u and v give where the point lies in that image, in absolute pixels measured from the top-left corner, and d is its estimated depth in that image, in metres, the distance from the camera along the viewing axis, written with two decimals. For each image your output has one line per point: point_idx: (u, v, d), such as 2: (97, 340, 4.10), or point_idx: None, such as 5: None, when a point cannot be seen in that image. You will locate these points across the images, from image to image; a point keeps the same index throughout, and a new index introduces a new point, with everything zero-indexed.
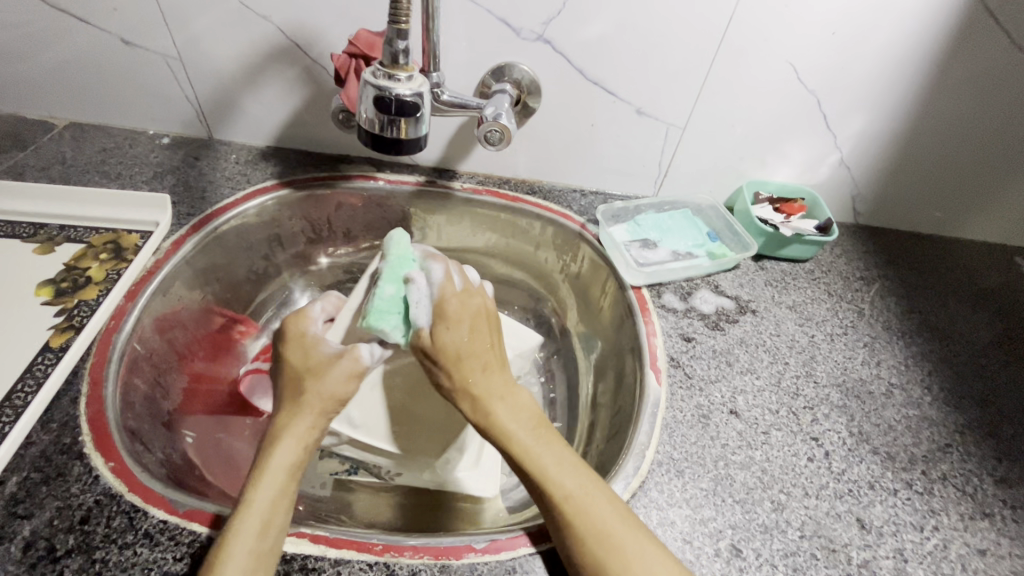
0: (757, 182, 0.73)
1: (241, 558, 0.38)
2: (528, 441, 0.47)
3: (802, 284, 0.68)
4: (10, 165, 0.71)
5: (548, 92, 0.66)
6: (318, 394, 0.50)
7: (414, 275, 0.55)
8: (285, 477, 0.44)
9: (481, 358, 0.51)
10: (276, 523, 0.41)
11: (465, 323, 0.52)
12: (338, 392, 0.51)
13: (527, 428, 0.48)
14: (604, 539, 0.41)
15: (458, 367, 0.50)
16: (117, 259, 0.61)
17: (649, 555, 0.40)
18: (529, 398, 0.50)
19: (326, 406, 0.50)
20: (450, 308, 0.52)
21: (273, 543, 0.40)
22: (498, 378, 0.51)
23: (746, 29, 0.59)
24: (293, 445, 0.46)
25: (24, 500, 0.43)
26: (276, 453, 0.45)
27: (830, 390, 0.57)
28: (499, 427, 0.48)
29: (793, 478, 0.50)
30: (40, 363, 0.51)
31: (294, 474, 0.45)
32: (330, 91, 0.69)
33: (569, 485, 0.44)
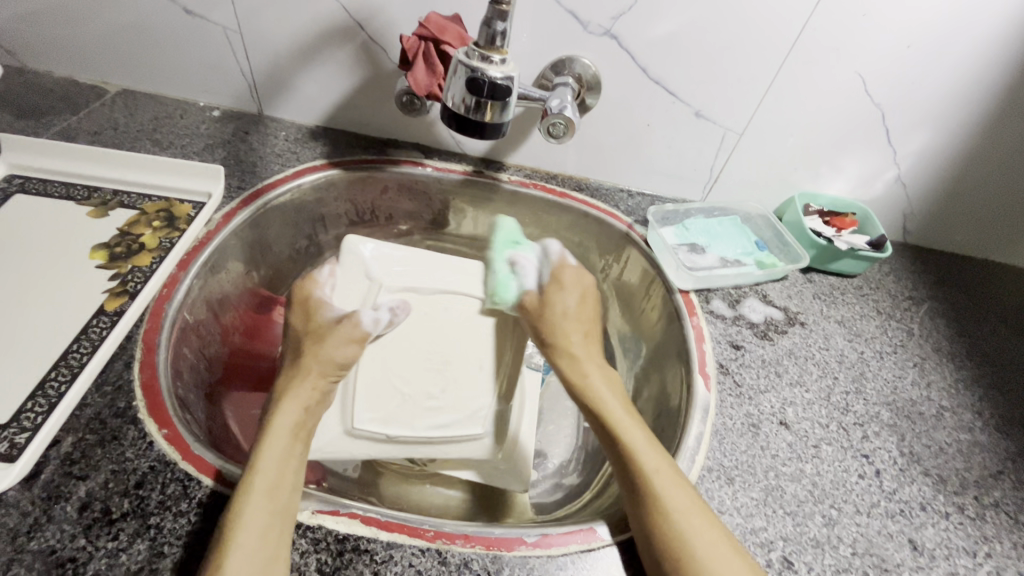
0: (809, 194, 0.72)
1: (256, 511, 0.39)
2: (623, 419, 0.50)
3: (850, 299, 0.68)
4: (64, 127, 0.71)
5: (609, 89, 0.65)
6: (326, 364, 0.53)
7: (520, 259, 0.67)
8: (290, 438, 0.46)
9: (581, 343, 0.60)
10: (286, 482, 0.42)
11: (575, 291, 0.64)
12: (339, 363, 0.54)
13: (621, 407, 0.52)
14: (693, 524, 0.41)
15: (563, 334, 0.60)
16: (170, 227, 0.61)
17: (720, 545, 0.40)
18: (623, 388, 0.56)
19: (326, 374, 0.53)
20: (567, 274, 0.65)
21: (286, 500, 0.41)
22: (594, 354, 0.59)
23: (819, 37, 0.59)
24: (293, 408, 0.49)
25: (80, 461, 0.43)
26: (278, 417, 0.48)
27: (880, 408, 0.57)
28: (596, 400, 0.53)
29: (845, 494, 0.49)
30: (95, 326, 0.51)
31: (296, 436, 0.47)
32: (388, 74, 0.68)
33: (655, 462, 0.45)
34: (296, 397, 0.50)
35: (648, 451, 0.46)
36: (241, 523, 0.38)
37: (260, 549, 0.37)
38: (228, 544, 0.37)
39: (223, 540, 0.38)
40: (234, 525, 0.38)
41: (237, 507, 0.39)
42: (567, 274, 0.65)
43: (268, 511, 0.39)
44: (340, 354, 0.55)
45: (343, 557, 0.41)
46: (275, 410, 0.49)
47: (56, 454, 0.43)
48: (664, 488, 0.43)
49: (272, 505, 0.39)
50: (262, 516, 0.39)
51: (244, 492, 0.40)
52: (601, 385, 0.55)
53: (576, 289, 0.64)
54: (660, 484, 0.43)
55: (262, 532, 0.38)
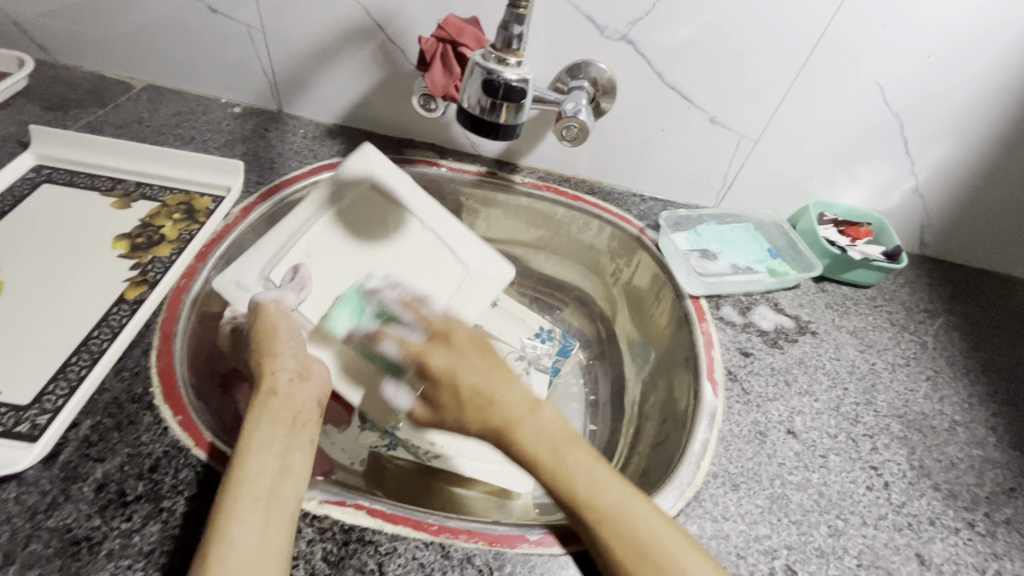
0: (824, 203, 0.72)
1: (240, 507, 0.39)
2: (554, 460, 0.46)
3: (863, 310, 0.67)
4: (91, 121, 0.73)
5: (624, 93, 0.66)
6: (275, 347, 0.51)
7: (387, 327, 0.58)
8: (268, 425, 0.44)
9: (493, 386, 0.50)
10: (275, 493, 0.40)
11: (478, 362, 0.53)
12: (284, 336, 0.52)
13: (550, 445, 0.47)
14: (660, 541, 0.41)
15: (484, 407, 0.49)
16: (189, 220, 0.62)
17: (687, 550, 0.41)
18: (553, 413, 0.50)
19: (278, 353, 0.50)
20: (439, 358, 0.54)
21: (269, 493, 0.40)
22: (517, 400, 0.50)
23: (837, 44, 0.58)
24: (271, 398, 0.46)
25: (98, 444, 0.44)
26: (260, 408, 0.45)
27: (890, 420, 0.56)
28: (525, 451, 0.47)
29: (851, 505, 0.49)
30: (115, 313, 0.52)
31: (277, 421, 0.45)
32: (406, 74, 0.69)
33: (607, 498, 0.43)
34: (271, 387, 0.47)
35: (583, 472, 0.45)
36: (229, 537, 0.37)
37: (248, 548, 0.37)
38: (215, 541, 0.37)
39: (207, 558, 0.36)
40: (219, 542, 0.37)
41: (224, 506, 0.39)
42: (438, 364, 0.53)
43: (252, 510, 0.39)
44: (281, 327, 0.52)
45: (348, 547, 0.41)
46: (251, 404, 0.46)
47: (75, 437, 0.44)
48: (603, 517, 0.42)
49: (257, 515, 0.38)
50: (243, 516, 0.38)
51: (225, 488, 0.40)
52: (529, 420, 0.49)
53: (461, 355, 0.53)
54: (608, 505, 0.43)
55: (248, 532, 0.38)
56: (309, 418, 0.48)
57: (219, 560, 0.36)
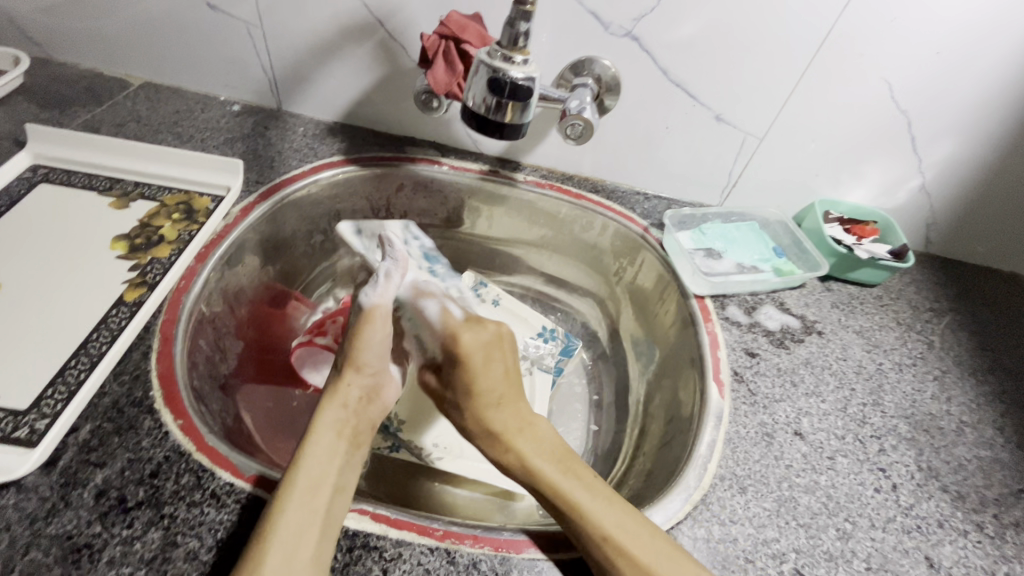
0: (829, 202, 0.71)
1: (299, 510, 0.40)
2: (558, 474, 0.48)
3: (869, 309, 0.66)
4: (88, 119, 0.71)
5: (628, 90, 0.65)
6: (364, 357, 0.52)
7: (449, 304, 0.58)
8: (334, 439, 0.47)
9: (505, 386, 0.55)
10: (332, 512, 0.41)
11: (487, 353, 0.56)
12: (375, 349, 0.52)
13: (550, 461, 0.49)
14: (630, 529, 0.42)
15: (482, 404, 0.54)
16: (189, 220, 0.62)
17: (653, 540, 0.42)
18: (549, 429, 0.53)
19: (362, 367, 0.52)
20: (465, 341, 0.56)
21: (329, 503, 0.41)
22: (512, 407, 0.54)
23: (846, 40, 0.57)
24: (338, 410, 0.49)
25: (97, 449, 0.43)
26: (327, 417, 0.48)
27: (898, 421, 0.55)
28: (522, 457, 0.50)
29: (859, 508, 0.48)
30: (114, 315, 0.52)
31: (341, 438, 0.47)
32: (407, 71, 0.68)
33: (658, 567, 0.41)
34: (342, 400, 0.50)
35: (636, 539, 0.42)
36: (276, 543, 0.38)
37: (302, 556, 0.37)
38: (268, 539, 0.38)
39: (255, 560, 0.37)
40: (265, 545, 0.38)
41: (284, 503, 0.40)
42: (464, 343, 0.56)
43: (309, 517, 0.39)
44: (377, 336, 0.52)
45: (352, 553, 0.41)
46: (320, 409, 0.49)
47: (74, 442, 0.43)
48: (611, 520, 0.43)
49: (308, 527, 0.39)
50: (303, 517, 0.39)
51: (287, 490, 0.41)
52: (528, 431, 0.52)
53: (477, 352, 0.56)
54: (585, 501, 0.45)
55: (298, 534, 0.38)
56: (365, 441, 0.49)
57: (274, 556, 0.37)
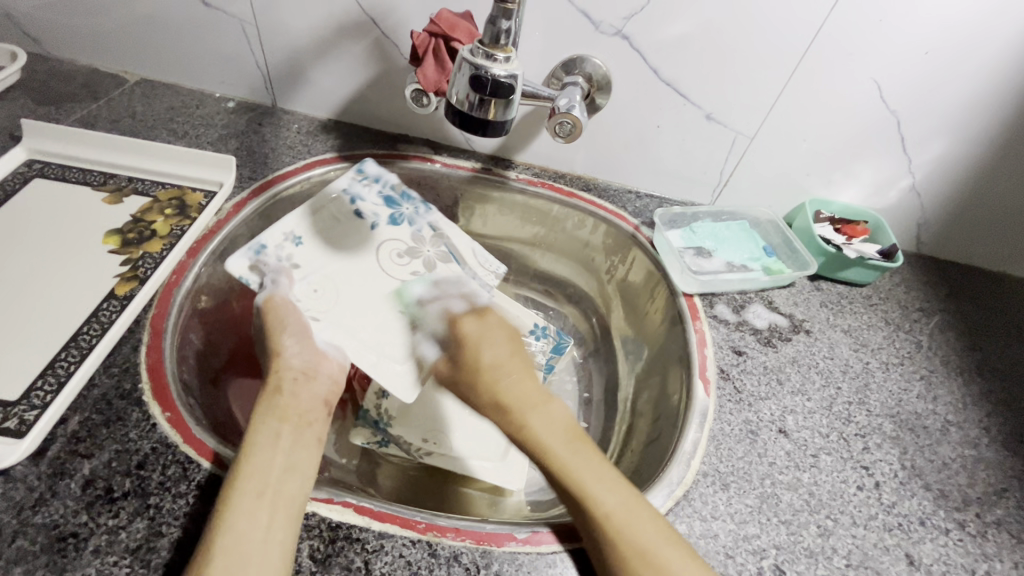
0: (820, 201, 0.71)
1: (245, 494, 0.40)
2: (566, 457, 0.48)
3: (858, 308, 0.66)
4: (84, 114, 0.72)
5: (619, 88, 0.65)
6: (281, 343, 0.55)
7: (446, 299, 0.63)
8: (275, 422, 0.47)
9: (508, 367, 0.57)
10: (282, 489, 0.42)
11: (498, 336, 0.60)
12: (291, 327, 0.56)
13: (561, 439, 0.50)
14: (632, 515, 0.43)
15: (493, 379, 0.56)
16: (181, 215, 0.62)
17: (652, 530, 0.42)
18: (562, 410, 0.53)
19: (285, 351, 0.54)
20: (465, 329, 0.61)
21: (276, 483, 0.42)
22: (534, 391, 0.55)
23: (835, 40, 0.58)
24: (275, 398, 0.50)
25: (85, 440, 0.44)
26: (266, 405, 0.49)
27: (883, 420, 0.56)
28: (534, 438, 0.51)
29: (841, 505, 0.49)
30: (105, 309, 0.52)
31: (284, 421, 0.48)
32: (400, 69, 0.69)
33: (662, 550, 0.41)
34: (275, 388, 0.51)
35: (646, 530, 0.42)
36: (225, 529, 0.38)
37: (251, 533, 0.38)
38: (218, 529, 0.38)
39: (204, 553, 0.37)
40: (214, 536, 0.38)
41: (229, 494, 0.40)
42: (466, 330, 0.61)
43: (257, 498, 0.40)
44: (291, 322, 0.56)
45: (334, 544, 0.41)
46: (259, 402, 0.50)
47: (63, 433, 0.44)
48: (616, 510, 0.43)
49: (253, 507, 0.40)
50: (249, 501, 0.40)
51: (231, 479, 0.41)
52: (537, 411, 0.52)
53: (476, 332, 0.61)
54: (595, 486, 0.45)
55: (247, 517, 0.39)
56: (314, 419, 0.50)
57: (224, 542, 0.38)
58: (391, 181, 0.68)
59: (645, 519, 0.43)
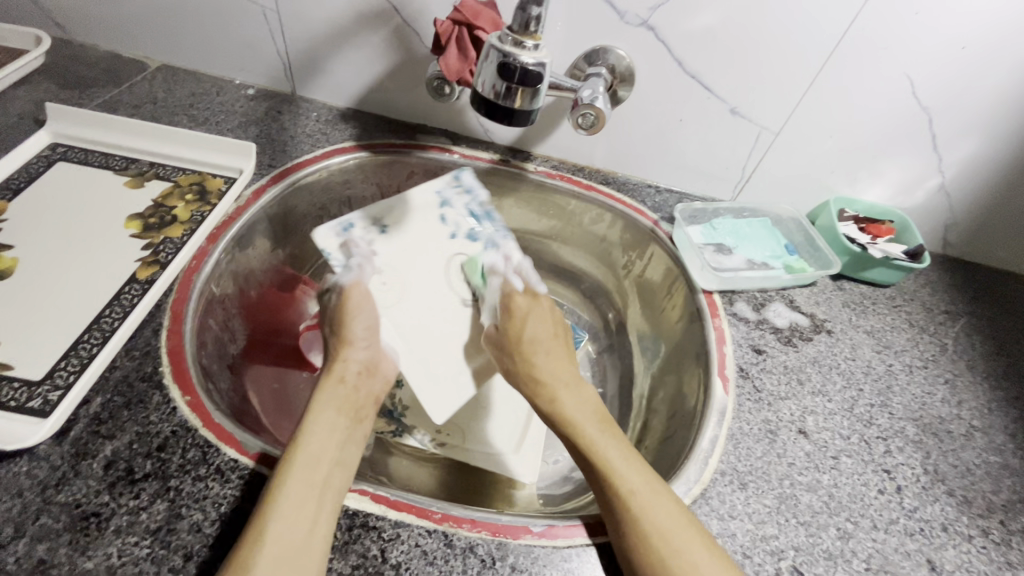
0: (845, 200, 0.70)
1: (299, 484, 0.40)
2: (593, 436, 0.48)
3: (881, 309, 0.65)
4: (106, 99, 0.72)
5: (642, 80, 0.64)
6: (352, 333, 0.54)
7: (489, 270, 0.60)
8: (336, 413, 0.48)
9: (547, 343, 0.55)
10: (332, 482, 0.42)
11: (549, 324, 0.57)
12: (363, 324, 0.55)
13: (592, 420, 0.49)
14: (642, 498, 0.42)
15: (528, 354, 0.54)
16: (201, 201, 0.62)
17: (668, 512, 0.42)
18: (592, 394, 0.53)
19: (355, 344, 0.54)
20: (518, 304, 0.57)
21: (327, 475, 0.42)
22: (567, 370, 0.54)
23: (868, 34, 0.56)
24: (338, 386, 0.50)
25: (107, 421, 0.44)
26: (327, 395, 0.49)
27: (905, 423, 0.55)
28: (564, 417, 0.50)
29: (862, 508, 0.48)
30: (127, 292, 0.53)
31: (342, 413, 0.48)
32: (420, 58, 0.68)
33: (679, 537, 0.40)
34: (340, 376, 0.51)
35: (659, 511, 0.41)
36: (279, 513, 0.38)
37: (301, 526, 0.38)
38: (269, 513, 0.39)
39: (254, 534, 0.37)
40: (267, 518, 0.38)
41: (282, 477, 0.41)
42: (519, 301, 0.57)
43: (308, 491, 0.40)
44: (365, 313, 0.56)
45: (351, 532, 0.41)
46: (321, 388, 0.50)
47: (85, 413, 0.45)
48: (629, 495, 0.43)
49: (304, 499, 0.39)
50: (301, 491, 0.40)
51: (287, 465, 0.41)
52: (565, 391, 0.52)
53: (523, 326, 0.55)
54: (617, 460, 0.45)
55: (298, 504, 0.39)
56: (366, 416, 0.51)
57: (276, 526, 0.38)
58: (483, 197, 0.66)
59: (661, 501, 0.42)
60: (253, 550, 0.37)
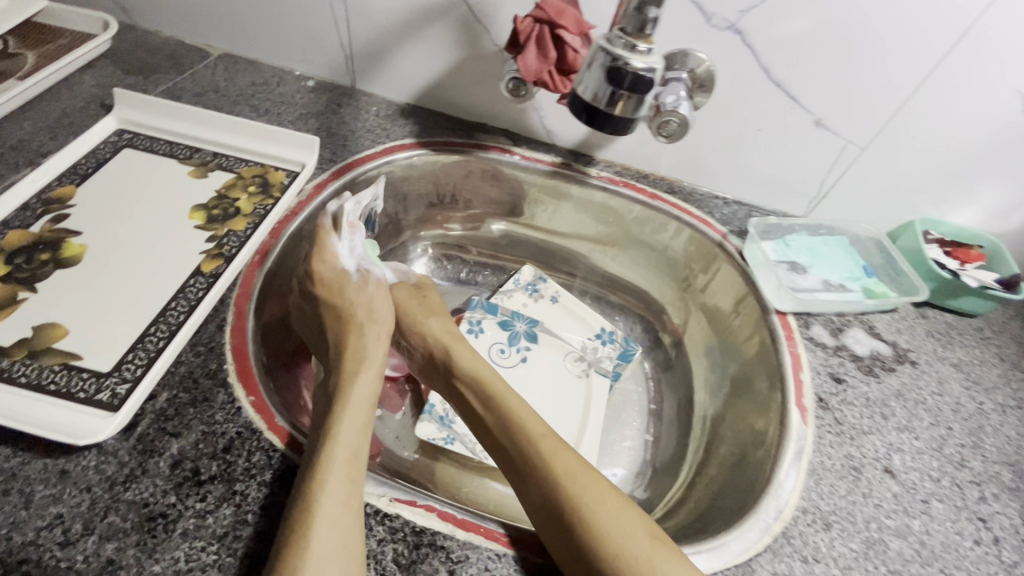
0: (931, 221, 0.66)
1: (342, 472, 0.41)
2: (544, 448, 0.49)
3: (968, 341, 0.61)
4: (170, 86, 0.72)
5: (722, 87, 0.61)
6: (381, 317, 0.57)
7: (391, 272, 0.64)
8: (363, 403, 0.49)
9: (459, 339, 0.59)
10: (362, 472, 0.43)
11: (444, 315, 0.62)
12: (381, 315, 0.58)
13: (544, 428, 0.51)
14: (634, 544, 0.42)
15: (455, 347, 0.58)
16: (264, 193, 0.61)
17: (662, 553, 0.42)
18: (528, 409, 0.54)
19: (378, 327, 0.56)
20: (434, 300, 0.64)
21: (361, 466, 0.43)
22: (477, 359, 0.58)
23: (979, 46, 0.52)
24: (365, 374, 0.52)
25: (173, 419, 0.43)
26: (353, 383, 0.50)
27: (1000, 468, 0.51)
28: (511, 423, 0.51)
29: (956, 560, 0.44)
30: (192, 285, 0.52)
31: (365, 401, 0.50)
32: (488, 55, 0.66)
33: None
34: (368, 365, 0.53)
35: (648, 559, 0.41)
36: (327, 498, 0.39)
37: (346, 514, 0.39)
38: (319, 497, 0.39)
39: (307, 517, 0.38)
40: (317, 503, 0.38)
41: (324, 468, 0.40)
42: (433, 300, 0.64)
43: (349, 479, 0.41)
44: (377, 305, 0.58)
45: (419, 550, 0.40)
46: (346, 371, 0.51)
47: (152, 408, 0.44)
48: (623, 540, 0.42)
49: (350, 486, 0.40)
50: (345, 481, 0.40)
51: (330, 450, 0.42)
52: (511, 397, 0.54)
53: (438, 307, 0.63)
54: (595, 506, 0.44)
55: (343, 501, 0.39)
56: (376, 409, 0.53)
57: (321, 521, 0.37)
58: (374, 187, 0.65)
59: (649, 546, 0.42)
60: (305, 530, 0.37)
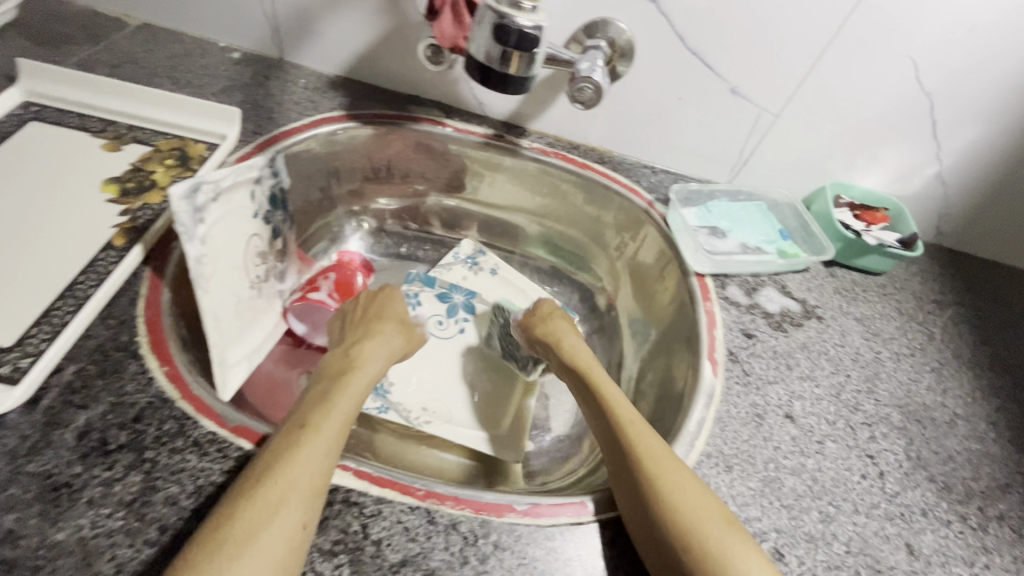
0: (841, 185, 0.69)
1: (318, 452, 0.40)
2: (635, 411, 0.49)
3: (872, 298, 0.65)
4: (82, 57, 0.69)
5: (642, 56, 0.62)
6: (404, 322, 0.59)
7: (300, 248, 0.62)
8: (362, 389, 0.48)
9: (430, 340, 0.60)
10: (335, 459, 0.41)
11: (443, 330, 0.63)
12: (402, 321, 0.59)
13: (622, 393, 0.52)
14: (680, 480, 0.42)
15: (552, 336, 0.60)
16: (183, 166, 0.60)
17: (702, 492, 0.42)
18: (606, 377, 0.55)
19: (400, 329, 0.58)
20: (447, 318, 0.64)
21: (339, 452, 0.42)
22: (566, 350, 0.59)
23: (875, 13, 0.55)
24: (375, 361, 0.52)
25: (80, 391, 0.43)
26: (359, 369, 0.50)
27: (890, 410, 0.55)
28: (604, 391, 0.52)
29: (844, 492, 0.48)
30: (102, 259, 0.51)
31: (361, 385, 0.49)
32: (414, 24, 0.66)
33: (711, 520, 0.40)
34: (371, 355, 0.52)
35: (693, 495, 0.41)
36: (298, 471, 0.38)
37: (307, 492, 0.37)
38: (288, 469, 0.38)
39: (267, 482, 0.37)
40: (285, 472, 0.37)
41: (305, 442, 0.40)
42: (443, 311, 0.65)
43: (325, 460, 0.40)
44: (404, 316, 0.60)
45: (332, 507, 0.41)
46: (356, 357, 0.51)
47: (58, 382, 0.43)
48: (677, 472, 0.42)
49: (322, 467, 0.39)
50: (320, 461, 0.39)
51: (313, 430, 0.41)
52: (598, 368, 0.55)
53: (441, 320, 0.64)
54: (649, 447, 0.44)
55: (311, 473, 0.38)
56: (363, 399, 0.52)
57: (287, 489, 0.36)
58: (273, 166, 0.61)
59: (692, 479, 0.42)
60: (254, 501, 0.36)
